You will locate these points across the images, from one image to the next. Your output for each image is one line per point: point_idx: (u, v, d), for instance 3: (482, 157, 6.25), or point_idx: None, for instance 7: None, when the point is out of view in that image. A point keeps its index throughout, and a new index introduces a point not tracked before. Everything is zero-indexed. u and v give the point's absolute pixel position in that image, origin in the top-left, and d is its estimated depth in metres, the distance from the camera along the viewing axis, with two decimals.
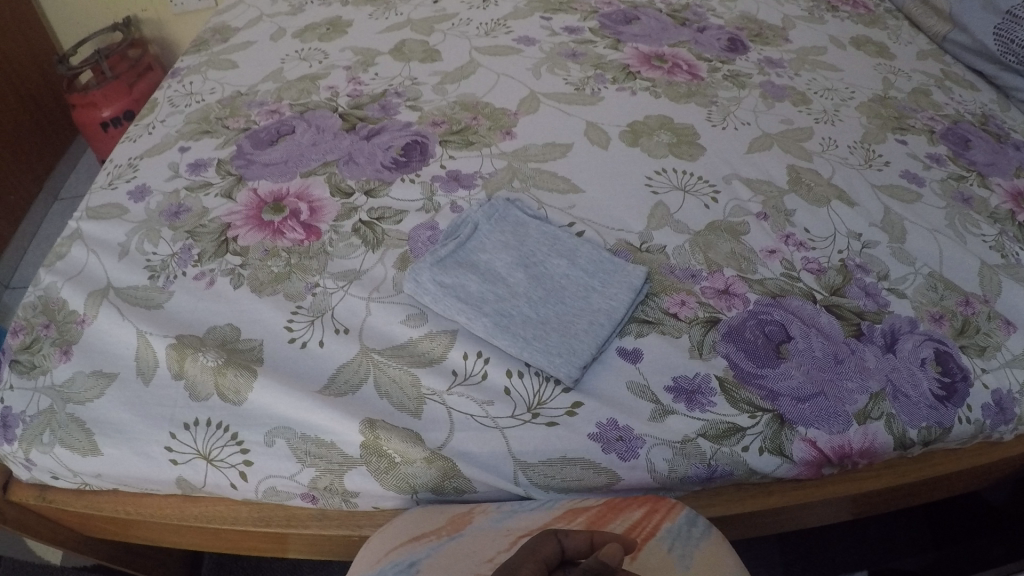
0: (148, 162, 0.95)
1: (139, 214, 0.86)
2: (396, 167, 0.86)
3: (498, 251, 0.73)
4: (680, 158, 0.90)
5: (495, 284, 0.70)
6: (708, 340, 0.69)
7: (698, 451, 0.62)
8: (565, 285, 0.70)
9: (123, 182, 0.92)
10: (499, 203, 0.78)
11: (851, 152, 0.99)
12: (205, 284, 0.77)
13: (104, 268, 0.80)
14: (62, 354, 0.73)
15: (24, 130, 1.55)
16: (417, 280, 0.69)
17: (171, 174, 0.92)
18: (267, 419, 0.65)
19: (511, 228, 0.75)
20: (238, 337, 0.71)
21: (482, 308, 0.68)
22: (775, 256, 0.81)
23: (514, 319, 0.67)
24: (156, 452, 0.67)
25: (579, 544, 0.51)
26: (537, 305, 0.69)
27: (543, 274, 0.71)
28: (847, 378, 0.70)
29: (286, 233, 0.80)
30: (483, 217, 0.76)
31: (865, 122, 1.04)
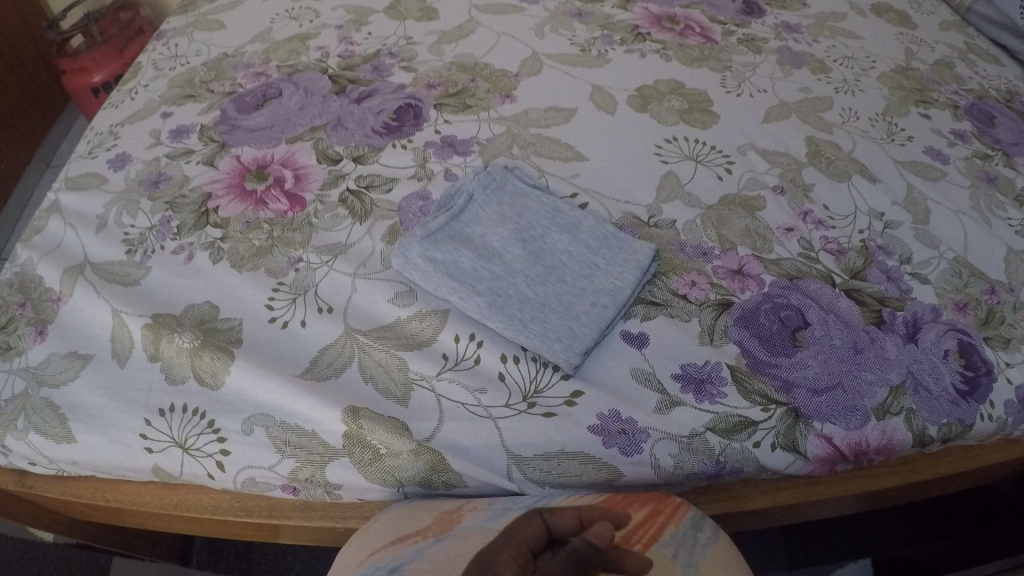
0: (129, 128, 0.88)
1: (119, 184, 0.80)
2: (389, 132, 0.79)
3: (494, 224, 0.67)
4: (692, 126, 0.83)
5: (489, 259, 0.64)
6: (720, 325, 0.63)
7: (706, 446, 0.58)
8: (566, 261, 0.65)
9: (103, 150, 0.86)
10: (496, 170, 0.72)
11: (871, 124, 0.92)
12: (184, 258, 0.71)
13: (80, 242, 0.74)
14: (36, 334, 0.68)
15: (11, 97, 1.46)
16: (406, 256, 0.64)
17: (153, 141, 0.85)
18: (245, 407, 0.61)
19: (508, 199, 0.69)
20: (217, 316, 0.66)
21: (475, 288, 0.62)
22: (792, 234, 0.75)
23: (511, 299, 0.62)
24: (131, 439, 0.63)
25: (567, 522, 0.49)
26: (535, 284, 0.63)
27: (542, 250, 0.65)
28: (866, 370, 0.66)
29: (269, 204, 0.74)
30: (478, 185, 0.70)
31: (886, 94, 0.97)
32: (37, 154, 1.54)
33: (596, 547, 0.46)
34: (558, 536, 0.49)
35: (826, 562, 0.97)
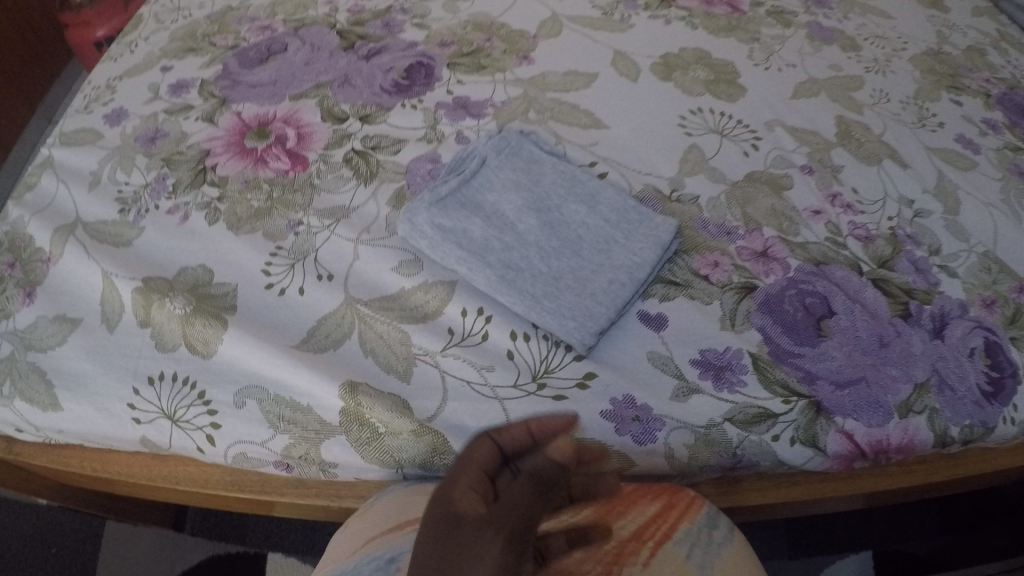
0: (127, 82, 0.83)
1: (114, 140, 0.76)
2: (398, 90, 0.74)
3: (507, 191, 0.63)
4: (718, 98, 0.78)
5: (500, 229, 0.60)
6: (742, 309, 0.60)
7: (723, 438, 0.54)
8: (583, 234, 0.61)
9: (99, 104, 0.81)
10: (511, 134, 0.67)
11: (902, 107, 0.87)
12: (179, 218, 0.67)
13: (72, 199, 0.70)
14: (24, 296, 0.64)
15: (8, 46, 1.33)
16: (412, 223, 0.60)
17: (151, 96, 0.80)
18: (237, 377, 0.57)
19: (523, 165, 0.65)
20: (210, 281, 0.62)
21: (483, 259, 0.58)
22: (820, 218, 0.70)
23: (523, 273, 0.58)
24: (119, 409, 0.60)
25: (517, 439, 0.48)
26: (549, 258, 0.59)
27: (557, 221, 0.61)
28: (891, 365, 0.62)
29: (269, 163, 0.69)
30: (491, 149, 0.65)
31: (918, 76, 0.92)
32: (38, 109, 1.41)
33: (558, 465, 0.45)
34: (512, 453, 0.48)
35: (827, 553, 0.96)
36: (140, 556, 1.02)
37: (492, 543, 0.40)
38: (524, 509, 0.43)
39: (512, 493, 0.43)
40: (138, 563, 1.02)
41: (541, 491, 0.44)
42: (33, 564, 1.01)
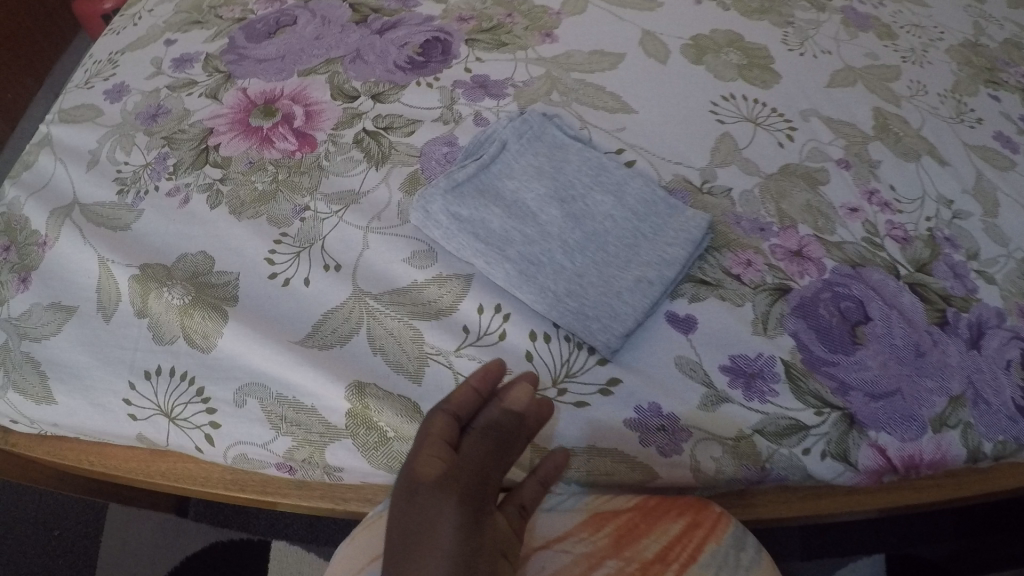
0: (131, 56, 0.79)
1: (114, 117, 0.72)
2: (412, 67, 0.69)
3: (528, 179, 0.59)
4: (751, 84, 0.73)
5: (521, 219, 0.56)
6: (775, 312, 0.56)
7: (752, 451, 0.51)
8: (609, 228, 0.57)
9: (101, 79, 0.77)
10: (534, 116, 0.63)
11: (940, 101, 0.81)
12: (179, 201, 0.63)
13: (70, 179, 0.67)
14: (19, 282, 0.61)
15: (13, 15, 1.25)
16: (426, 211, 0.56)
17: (154, 70, 0.76)
18: (237, 374, 0.54)
19: (546, 151, 0.61)
20: (211, 270, 0.58)
21: (502, 253, 0.54)
22: (857, 216, 0.65)
23: (544, 268, 0.54)
24: (114, 404, 0.57)
25: (468, 402, 0.48)
26: (572, 252, 0.55)
27: (581, 213, 0.57)
28: (926, 376, 0.58)
29: (275, 142, 0.65)
30: (511, 133, 0.61)
31: (955, 69, 0.85)
32: (44, 83, 1.35)
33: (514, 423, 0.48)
34: (465, 416, 0.48)
35: (840, 555, 0.95)
36: (141, 543, 1.01)
37: (446, 503, 0.44)
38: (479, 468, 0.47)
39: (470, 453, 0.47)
40: (139, 550, 1.01)
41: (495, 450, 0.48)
42: (34, 546, 1.00)
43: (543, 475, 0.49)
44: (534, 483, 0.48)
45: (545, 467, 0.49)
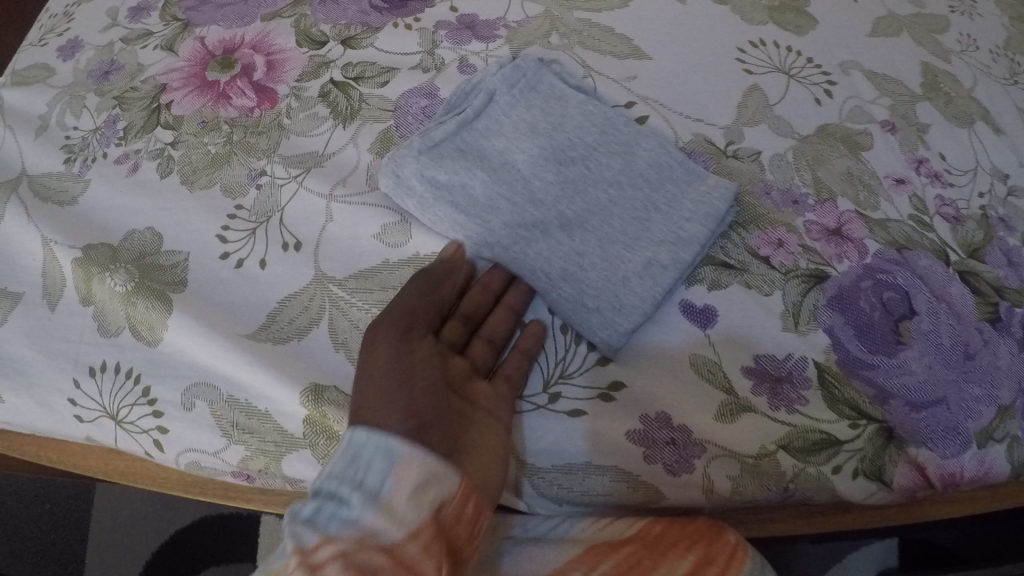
0: (86, 8, 0.70)
1: (67, 76, 0.64)
2: (390, 7, 0.60)
3: (519, 137, 0.51)
4: (784, 30, 0.63)
5: (509, 184, 0.49)
6: (809, 303, 0.48)
7: (776, 470, 0.45)
8: (614, 196, 0.49)
9: (54, 35, 0.68)
10: (528, 62, 0.54)
11: (991, 58, 0.69)
12: (128, 169, 0.56)
13: (17, 147, 0.59)
14: None
15: None
16: (398, 177, 0.49)
17: (109, 23, 0.67)
18: (185, 372, 0.48)
19: (542, 103, 0.52)
20: (160, 250, 0.51)
21: (486, 226, 0.47)
22: (904, 188, 0.56)
23: (535, 243, 0.47)
24: (59, 404, 0.51)
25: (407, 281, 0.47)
26: (570, 226, 0.48)
27: (581, 179, 0.49)
28: (975, 382, 0.50)
29: (232, 99, 0.57)
30: (500, 82, 0.53)
31: (1008, 23, 0.73)
32: None
33: (444, 265, 0.46)
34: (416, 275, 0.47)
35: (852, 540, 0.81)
36: None
37: (380, 340, 0.43)
38: (417, 306, 0.45)
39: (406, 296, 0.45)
40: None
41: (432, 289, 0.45)
42: None
43: (523, 349, 0.46)
44: (517, 358, 0.45)
45: (525, 342, 0.46)
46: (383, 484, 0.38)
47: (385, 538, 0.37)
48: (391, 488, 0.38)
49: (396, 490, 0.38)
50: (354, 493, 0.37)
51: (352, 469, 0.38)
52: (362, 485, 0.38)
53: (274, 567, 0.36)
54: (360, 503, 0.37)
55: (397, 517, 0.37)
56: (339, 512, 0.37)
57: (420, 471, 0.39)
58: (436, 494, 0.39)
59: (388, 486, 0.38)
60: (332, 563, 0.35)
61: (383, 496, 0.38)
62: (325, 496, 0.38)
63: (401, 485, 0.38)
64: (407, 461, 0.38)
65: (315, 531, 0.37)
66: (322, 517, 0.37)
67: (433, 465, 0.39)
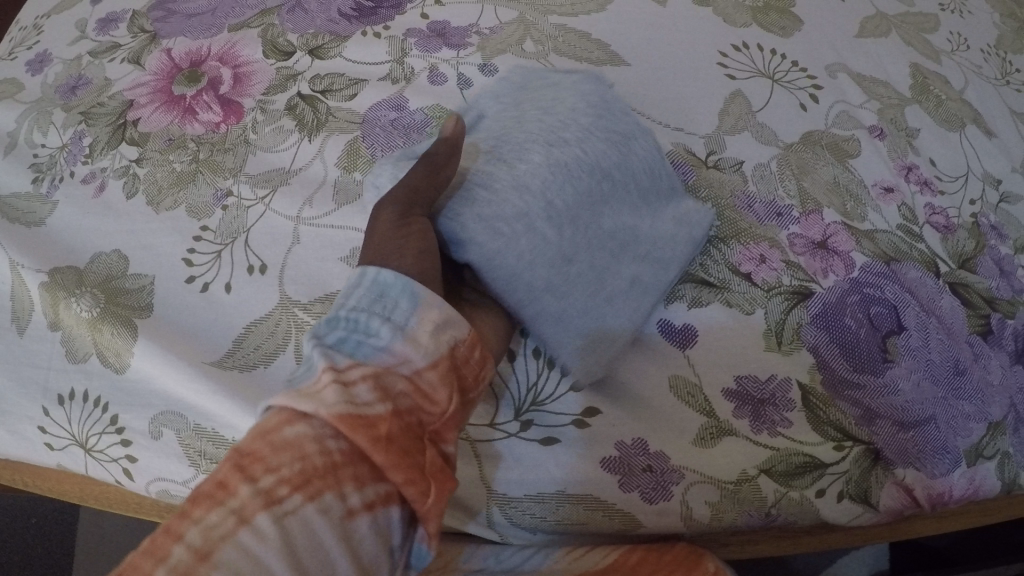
0: (55, 19, 0.68)
1: (34, 91, 0.62)
2: (359, 15, 0.59)
3: (508, 128, 0.46)
4: (768, 31, 0.61)
5: (490, 171, 0.44)
6: (792, 320, 0.46)
7: (757, 495, 0.44)
8: (603, 192, 0.45)
9: (23, 48, 0.66)
10: (517, 76, 0.52)
11: (983, 58, 0.67)
12: (94, 189, 0.54)
13: None
14: None
15: None
16: (378, 188, 0.46)
17: (77, 34, 0.66)
18: (153, 401, 0.47)
19: (533, 99, 0.49)
20: (125, 274, 0.50)
21: (458, 219, 0.42)
22: (892, 197, 0.54)
23: (519, 237, 0.41)
24: (30, 431, 0.50)
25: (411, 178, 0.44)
26: (561, 220, 0.42)
27: (578, 161, 0.44)
28: (965, 398, 0.48)
29: (198, 113, 0.55)
30: (489, 96, 0.50)
31: (1000, 20, 0.71)
32: None
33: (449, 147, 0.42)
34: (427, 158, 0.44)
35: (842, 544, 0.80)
36: None
37: (387, 214, 0.41)
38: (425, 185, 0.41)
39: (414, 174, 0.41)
40: None
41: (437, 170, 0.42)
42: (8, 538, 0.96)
43: None
44: None
45: None
46: (411, 318, 0.36)
47: (408, 370, 0.35)
48: (419, 322, 0.36)
49: (423, 325, 0.37)
50: (382, 325, 0.36)
51: (379, 305, 0.36)
52: (389, 318, 0.36)
53: (302, 384, 0.33)
54: (388, 333, 0.35)
55: (423, 351, 0.36)
56: (364, 342, 0.35)
57: (443, 312, 0.37)
58: (454, 335, 0.38)
59: (414, 322, 0.36)
60: (363, 382, 0.33)
61: (410, 329, 0.36)
62: (350, 326, 0.35)
63: (428, 321, 0.37)
64: (431, 302, 0.37)
65: (343, 355, 0.34)
66: (348, 345, 0.35)
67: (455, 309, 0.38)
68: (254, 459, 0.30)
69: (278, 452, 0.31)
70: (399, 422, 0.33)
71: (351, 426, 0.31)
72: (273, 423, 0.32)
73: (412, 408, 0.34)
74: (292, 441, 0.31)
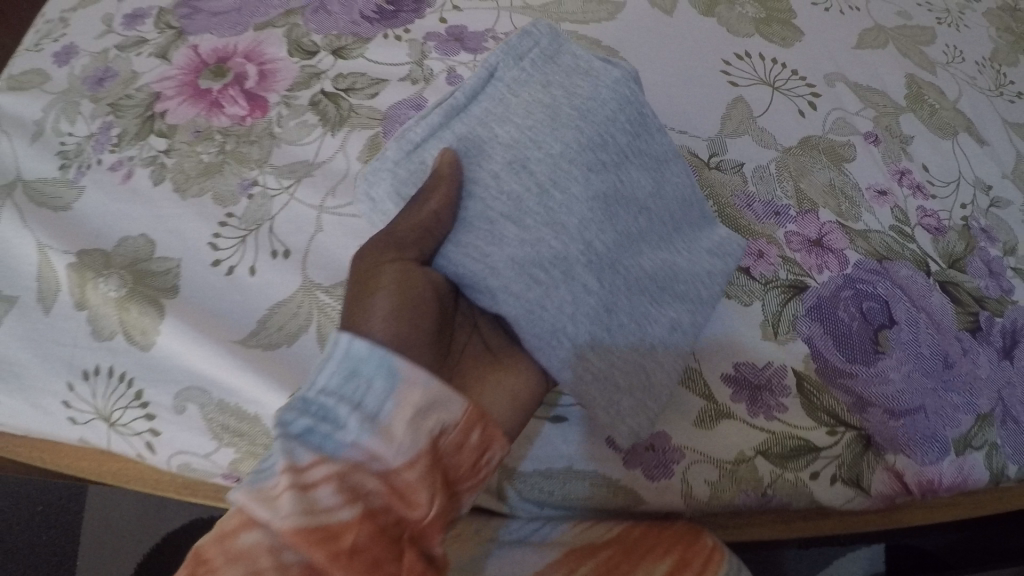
0: (81, 14, 0.70)
1: (61, 82, 0.64)
2: (380, 18, 0.61)
3: (536, 125, 0.45)
4: (770, 42, 0.63)
5: (518, 195, 0.43)
6: (789, 313, 0.49)
7: (753, 475, 0.46)
8: (641, 231, 0.46)
9: (49, 41, 0.69)
10: (541, 29, 0.50)
11: (977, 70, 0.70)
12: (121, 176, 0.56)
13: (9, 152, 0.59)
14: None
15: None
16: (371, 200, 0.45)
17: (104, 29, 0.68)
18: (178, 377, 0.49)
19: (562, 79, 0.47)
20: (152, 256, 0.52)
21: (486, 262, 0.42)
22: (886, 200, 0.57)
23: (558, 288, 0.42)
24: (54, 406, 0.52)
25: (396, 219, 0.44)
26: (604, 265, 0.44)
27: (619, 191, 0.46)
28: (953, 390, 0.51)
29: (224, 107, 0.57)
30: (504, 55, 0.48)
31: (995, 35, 0.74)
32: None
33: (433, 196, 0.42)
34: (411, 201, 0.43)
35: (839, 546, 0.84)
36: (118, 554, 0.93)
37: (375, 264, 0.40)
38: (411, 234, 0.41)
39: (402, 223, 0.41)
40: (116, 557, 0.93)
41: (427, 224, 0.41)
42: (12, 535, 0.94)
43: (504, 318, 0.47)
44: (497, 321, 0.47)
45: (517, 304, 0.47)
46: (382, 406, 0.35)
47: (379, 463, 0.35)
48: (391, 411, 0.35)
49: (396, 414, 0.35)
50: (351, 415, 0.35)
51: (350, 387, 0.35)
52: (359, 406, 0.35)
53: (263, 483, 0.33)
54: (355, 427, 0.34)
55: (395, 444, 0.35)
56: (333, 433, 0.35)
57: (423, 397, 0.36)
58: (432, 422, 0.36)
59: (389, 409, 0.35)
60: (326, 484, 0.33)
61: (382, 420, 0.35)
62: (317, 415, 0.35)
63: (402, 409, 0.35)
64: (410, 383, 0.36)
65: (309, 450, 0.34)
66: (314, 436, 0.35)
67: (437, 391, 0.37)
68: (210, 568, 0.31)
69: (232, 563, 0.31)
70: (365, 529, 0.33)
71: (308, 537, 0.32)
72: (235, 524, 0.33)
73: (381, 508, 0.34)
74: (246, 550, 0.32)
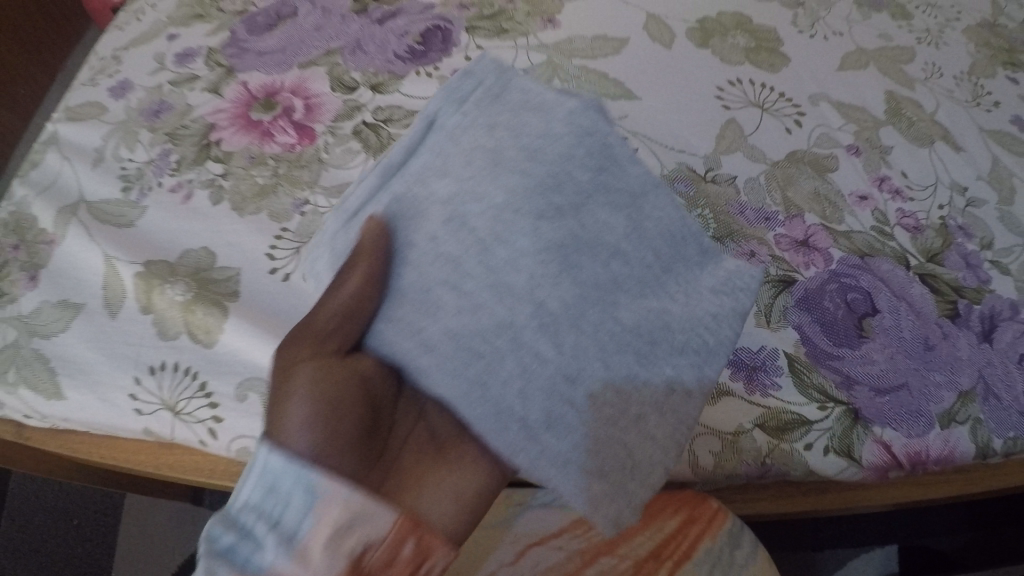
0: (133, 52, 0.78)
1: (119, 113, 0.71)
2: (412, 57, 0.69)
3: (483, 177, 0.44)
4: (758, 68, 0.70)
5: (456, 260, 0.43)
6: (779, 304, 0.55)
7: (753, 445, 0.51)
8: (617, 282, 0.44)
9: (104, 76, 0.75)
10: (486, 68, 0.50)
11: (955, 84, 0.76)
12: (182, 197, 0.64)
13: (76, 177, 0.66)
14: (30, 280, 0.60)
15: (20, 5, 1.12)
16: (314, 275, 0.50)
17: (156, 65, 0.75)
18: (240, 368, 0.56)
19: (509, 118, 0.46)
20: (213, 265, 0.59)
21: (421, 337, 0.43)
22: (867, 204, 0.63)
23: (502, 361, 0.42)
24: (119, 398, 0.57)
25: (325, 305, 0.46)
26: (562, 323, 0.42)
27: (582, 235, 0.44)
28: (935, 370, 0.56)
29: (275, 136, 0.65)
30: (445, 103, 0.50)
31: (973, 50, 0.80)
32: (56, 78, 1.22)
33: (347, 292, 0.44)
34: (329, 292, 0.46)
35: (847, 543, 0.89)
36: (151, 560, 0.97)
37: (293, 363, 0.44)
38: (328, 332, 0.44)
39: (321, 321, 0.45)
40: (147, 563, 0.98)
41: (342, 318, 0.44)
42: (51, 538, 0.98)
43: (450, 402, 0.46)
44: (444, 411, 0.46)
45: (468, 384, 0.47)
46: (299, 525, 0.40)
47: None
48: (307, 531, 0.40)
49: (313, 535, 0.40)
50: (268, 536, 0.40)
51: (270, 506, 0.41)
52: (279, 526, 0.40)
53: None
54: (273, 549, 0.40)
55: (313, 562, 0.40)
56: (253, 553, 0.40)
57: (339, 516, 0.40)
58: (352, 539, 0.41)
59: (307, 527, 0.40)
60: None
61: (299, 539, 0.40)
62: (242, 534, 0.41)
63: (319, 528, 0.40)
64: (325, 502, 0.40)
65: (231, 567, 0.40)
66: (238, 553, 0.40)
67: (356, 508, 0.41)
68: None
69: None
70: None
71: None
72: None
73: None
74: None
